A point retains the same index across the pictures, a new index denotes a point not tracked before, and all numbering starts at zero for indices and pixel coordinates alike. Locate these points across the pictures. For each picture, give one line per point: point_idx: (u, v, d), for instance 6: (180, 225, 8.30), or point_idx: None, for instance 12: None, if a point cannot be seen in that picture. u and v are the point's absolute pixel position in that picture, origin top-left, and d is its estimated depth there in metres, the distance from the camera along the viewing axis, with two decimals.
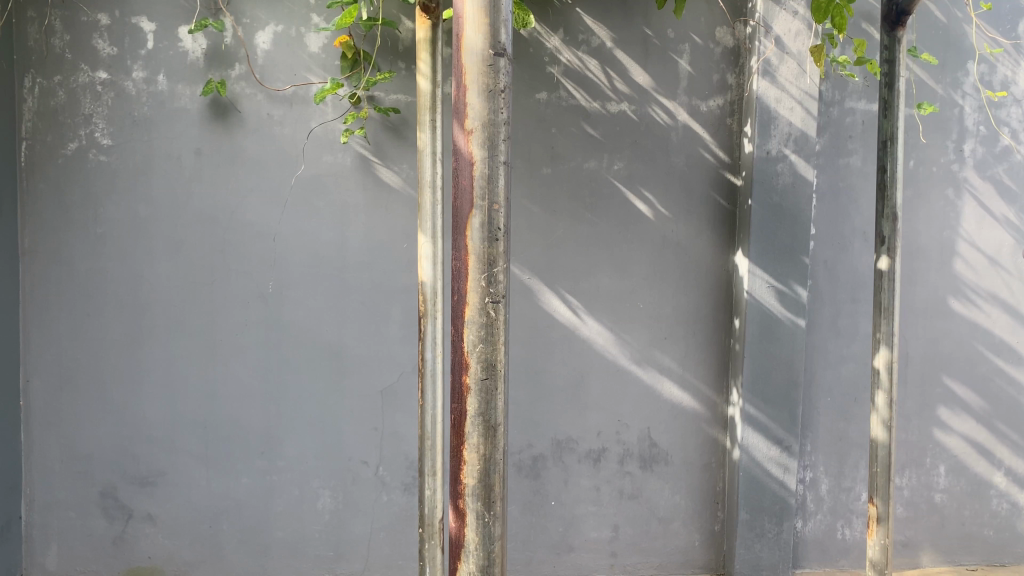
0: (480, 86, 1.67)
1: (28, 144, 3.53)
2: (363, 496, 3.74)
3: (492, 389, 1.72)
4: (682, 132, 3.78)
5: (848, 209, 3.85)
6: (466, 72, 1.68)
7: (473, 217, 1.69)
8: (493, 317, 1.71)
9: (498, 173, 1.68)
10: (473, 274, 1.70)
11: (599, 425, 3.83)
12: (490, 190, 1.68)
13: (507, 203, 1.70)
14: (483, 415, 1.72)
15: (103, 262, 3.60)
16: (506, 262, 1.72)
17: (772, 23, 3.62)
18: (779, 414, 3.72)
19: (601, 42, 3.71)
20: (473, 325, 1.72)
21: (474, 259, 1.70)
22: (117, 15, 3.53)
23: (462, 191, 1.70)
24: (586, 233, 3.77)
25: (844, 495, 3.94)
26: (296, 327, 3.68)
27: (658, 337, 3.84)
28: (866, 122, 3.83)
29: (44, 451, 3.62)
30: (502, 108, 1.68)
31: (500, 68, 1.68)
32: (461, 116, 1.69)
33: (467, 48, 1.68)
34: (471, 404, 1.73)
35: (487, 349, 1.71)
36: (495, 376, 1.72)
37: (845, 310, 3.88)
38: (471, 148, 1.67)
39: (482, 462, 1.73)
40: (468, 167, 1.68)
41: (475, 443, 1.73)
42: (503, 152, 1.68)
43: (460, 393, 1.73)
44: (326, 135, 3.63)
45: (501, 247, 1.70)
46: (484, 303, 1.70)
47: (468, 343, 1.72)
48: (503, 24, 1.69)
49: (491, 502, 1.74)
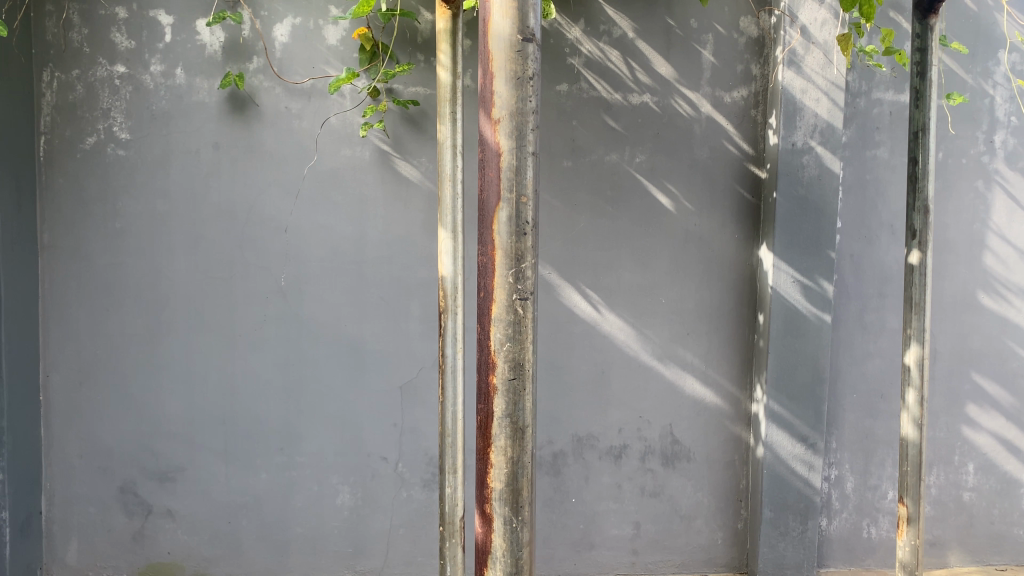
0: (508, 73, 1.62)
1: (46, 138, 3.53)
2: (383, 492, 3.71)
3: (520, 390, 1.67)
4: (705, 123, 3.72)
5: (875, 202, 3.77)
6: (493, 58, 1.63)
7: (500, 210, 1.64)
8: (522, 314, 1.67)
9: (526, 164, 1.63)
10: (500, 269, 1.66)
11: (621, 421, 3.78)
12: (518, 182, 1.63)
13: (535, 195, 1.65)
14: (511, 417, 1.68)
15: (121, 257, 3.59)
16: (535, 257, 1.67)
17: (797, 13, 3.55)
18: (804, 411, 3.65)
19: (622, 32, 3.66)
20: (499, 323, 1.67)
21: (501, 254, 1.65)
22: (134, 8, 3.51)
23: (489, 182, 1.65)
24: (607, 227, 3.72)
25: (870, 494, 3.88)
26: (315, 322, 3.65)
27: (680, 333, 3.79)
28: (894, 113, 3.75)
29: (63, 447, 3.62)
30: (532, 95, 1.63)
31: (528, 55, 1.63)
32: (487, 105, 1.64)
33: (494, 34, 1.63)
34: (498, 405, 1.68)
35: (516, 347, 1.67)
36: (523, 376, 1.67)
37: (872, 304, 3.80)
38: (498, 138, 1.62)
39: (510, 465, 1.68)
40: (495, 158, 1.63)
41: (503, 445, 1.68)
42: (531, 142, 1.63)
43: (486, 394, 1.69)
44: (344, 128, 3.59)
45: (529, 242, 1.65)
46: (511, 300, 1.66)
47: (495, 341, 1.68)
48: (533, 8, 1.64)
49: (519, 506, 1.70)
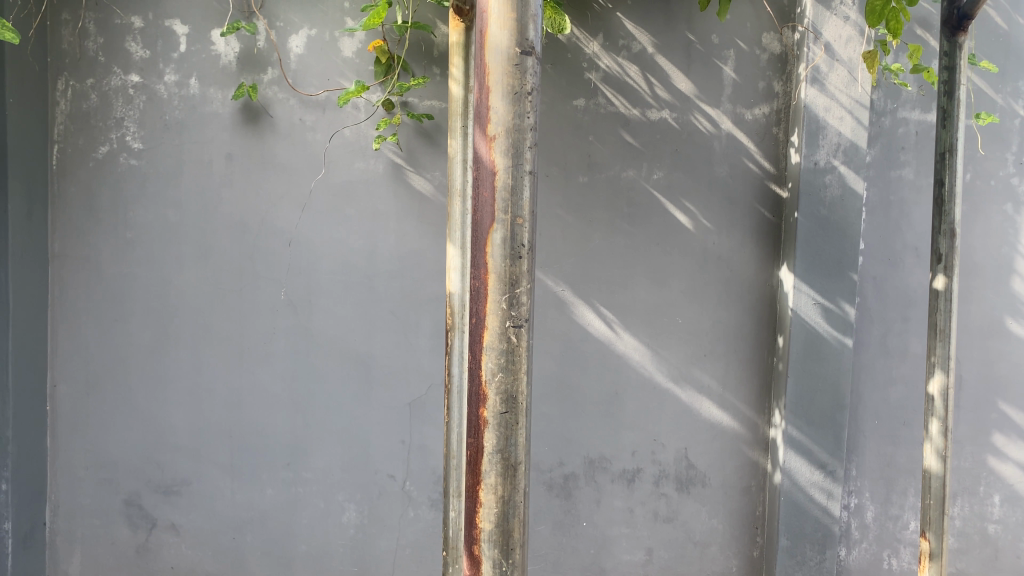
0: (506, 87, 1.56)
1: (60, 147, 3.52)
2: (389, 511, 3.64)
3: (512, 424, 1.60)
4: (725, 140, 3.64)
5: (900, 224, 3.67)
6: (490, 72, 1.57)
7: (495, 231, 1.57)
8: (515, 343, 1.60)
9: (522, 183, 1.56)
10: (494, 294, 1.59)
11: (634, 444, 3.70)
12: (514, 202, 1.56)
13: (532, 217, 1.59)
14: (502, 453, 1.61)
15: (131, 267, 3.56)
16: (530, 283, 1.61)
17: (821, 29, 3.47)
18: (823, 437, 3.53)
19: (641, 47, 3.60)
20: (492, 352, 1.60)
21: (495, 278, 1.59)
22: (150, 17, 3.50)
23: (484, 203, 1.58)
24: (623, 244, 3.65)
25: (891, 524, 3.75)
26: (325, 335, 3.60)
27: (696, 354, 3.70)
28: (920, 133, 3.66)
29: (69, 457, 3.60)
30: (530, 111, 1.57)
31: (527, 68, 1.57)
32: (483, 121, 1.58)
33: (492, 46, 1.57)
34: (489, 440, 1.61)
35: (509, 379, 1.60)
36: (515, 410, 1.60)
37: (895, 328, 3.69)
38: (493, 156, 1.56)
39: (500, 504, 1.62)
40: (490, 176, 1.57)
41: (493, 483, 1.61)
42: (529, 161, 1.57)
43: (477, 427, 1.62)
44: (358, 140, 3.55)
45: (524, 266, 1.59)
46: (505, 327, 1.59)
47: (486, 372, 1.60)
48: (533, 20, 1.58)
49: (510, 548, 1.63)
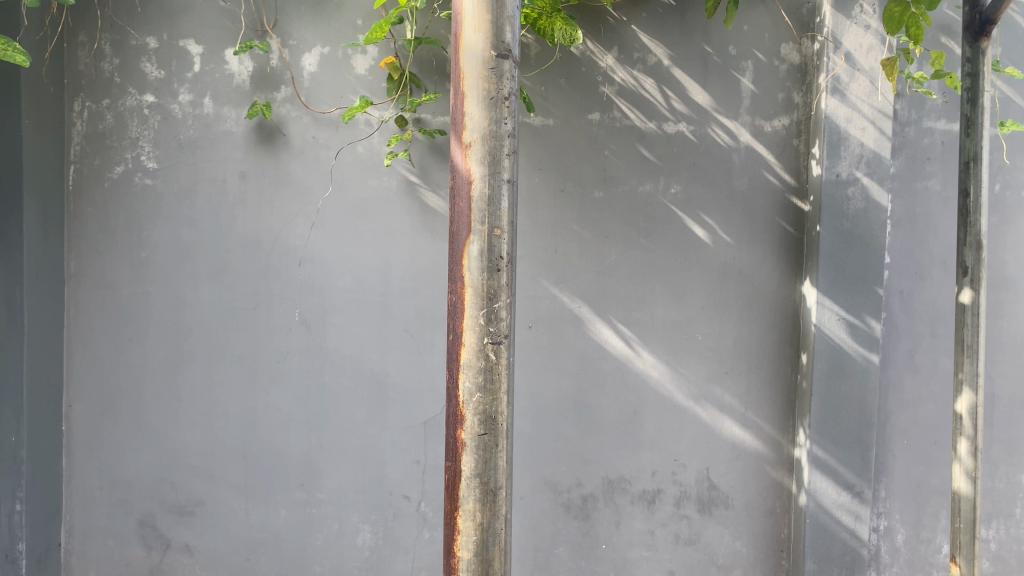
0: (482, 94, 1.82)
1: (76, 167, 3.54)
2: (404, 533, 3.57)
3: (491, 446, 1.85)
4: (744, 153, 3.57)
5: (926, 236, 3.56)
6: (467, 77, 1.83)
7: (472, 243, 1.83)
8: (493, 361, 1.85)
9: (498, 192, 1.83)
10: (471, 308, 1.84)
11: (653, 464, 3.61)
12: (491, 212, 1.83)
13: (508, 228, 1.85)
14: (481, 477, 1.85)
15: (146, 286, 3.56)
16: (507, 297, 1.86)
17: (841, 38, 3.40)
18: (849, 456, 3.42)
19: (657, 60, 3.56)
20: (470, 369, 1.85)
21: (472, 292, 1.84)
22: (164, 38, 3.52)
23: (462, 214, 1.84)
24: (640, 259, 3.58)
25: (923, 547, 3.61)
26: (339, 354, 3.56)
27: (717, 372, 3.60)
28: (946, 143, 3.56)
29: (84, 477, 3.59)
30: (506, 116, 1.83)
31: (502, 72, 1.83)
32: (460, 128, 1.84)
33: (467, 50, 1.83)
34: (468, 463, 1.85)
35: (488, 399, 1.85)
36: (493, 432, 1.85)
37: (923, 344, 3.58)
38: (470, 164, 1.82)
39: (479, 531, 1.85)
40: (467, 185, 1.83)
41: (472, 508, 1.85)
42: (504, 170, 1.83)
43: (456, 451, 1.87)
44: (371, 157, 3.53)
45: (501, 279, 1.85)
46: (483, 344, 1.84)
47: (464, 392, 1.85)
48: (508, 21, 1.84)
49: None
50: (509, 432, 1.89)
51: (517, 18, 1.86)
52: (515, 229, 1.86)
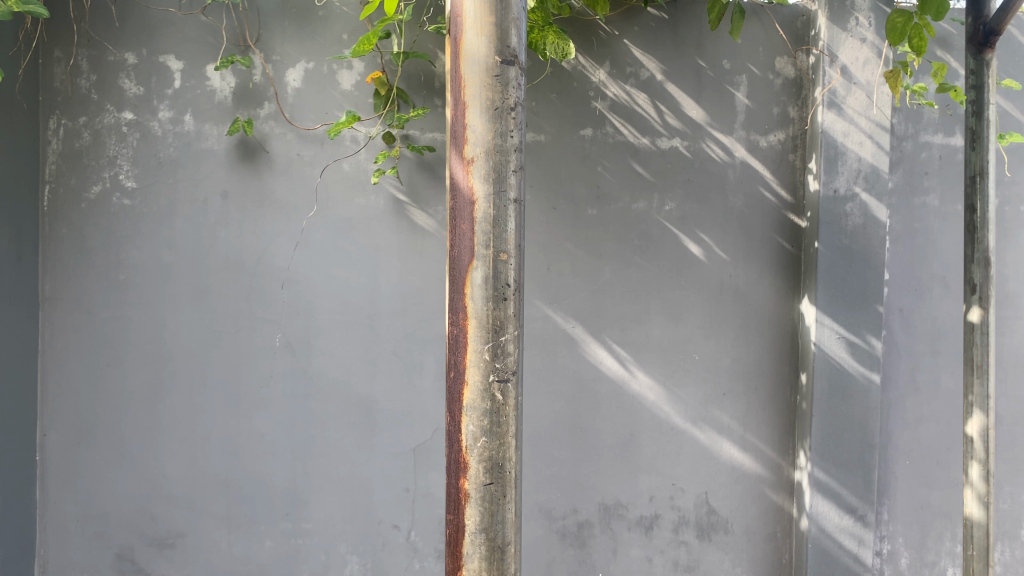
0: (486, 105, 1.73)
1: (51, 187, 3.41)
2: (394, 563, 3.45)
3: (498, 497, 1.75)
4: (740, 169, 3.49)
5: (926, 252, 3.49)
6: (469, 86, 1.73)
7: (476, 269, 1.74)
8: (499, 402, 1.75)
9: (504, 213, 1.73)
10: (475, 343, 1.74)
11: (651, 489, 3.50)
12: (496, 235, 1.73)
13: (515, 253, 1.76)
14: (487, 533, 1.75)
15: (124, 310, 3.43)
16: (514, 329, 1.76)
17: (837, 51, 3.34)
18: (851, 478, 3.33)
19: (650, 74, 3.48)
20: (474, 411, 1.75)
21: (476, 324, 1.74)
22: (144, 53, 3.42)
23: (465, 238, 1.75)
24: (634, 278, 3.49)
25: (927, 571, 3.51)
26: (324, 379, 3.44)
27: (714, 393, 3.51)
28: (944, 157, 3.50)
29: (59, 509, 3.44)
30: (512, 129, 1.74)
31: (506, 81, 1.74)
32: (461, 143, 1.74)
33: (468, 56, 1.73)
34: (473, 516, 1.75)
35: (495, 443, 1.75)
36: (500, 481, 1.75)
37: (925, 363, 3.50)
38: (473, 182, 1.73)
39: None
40: (470, 206, 1.73)
41: (477, 567, 1.75)
42: (511, 190, 1.74)
43: (458, 502, 1.76)
44: (357, 175, 3.43)
45: (508, 309, 1.75)
46: (489, 383, 1.75)
47: (469, 436, 1.76)
48: (513, 26, 1.75)
49: None
50: (517, 480, 1.79)
51: (522, 23, 1.77)
52: (522, 254, 1.77)
